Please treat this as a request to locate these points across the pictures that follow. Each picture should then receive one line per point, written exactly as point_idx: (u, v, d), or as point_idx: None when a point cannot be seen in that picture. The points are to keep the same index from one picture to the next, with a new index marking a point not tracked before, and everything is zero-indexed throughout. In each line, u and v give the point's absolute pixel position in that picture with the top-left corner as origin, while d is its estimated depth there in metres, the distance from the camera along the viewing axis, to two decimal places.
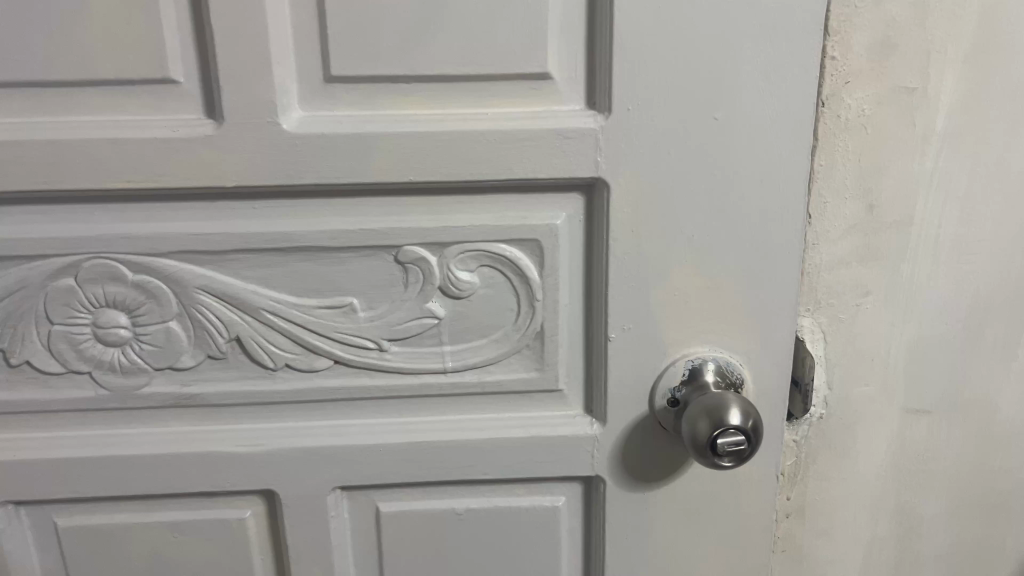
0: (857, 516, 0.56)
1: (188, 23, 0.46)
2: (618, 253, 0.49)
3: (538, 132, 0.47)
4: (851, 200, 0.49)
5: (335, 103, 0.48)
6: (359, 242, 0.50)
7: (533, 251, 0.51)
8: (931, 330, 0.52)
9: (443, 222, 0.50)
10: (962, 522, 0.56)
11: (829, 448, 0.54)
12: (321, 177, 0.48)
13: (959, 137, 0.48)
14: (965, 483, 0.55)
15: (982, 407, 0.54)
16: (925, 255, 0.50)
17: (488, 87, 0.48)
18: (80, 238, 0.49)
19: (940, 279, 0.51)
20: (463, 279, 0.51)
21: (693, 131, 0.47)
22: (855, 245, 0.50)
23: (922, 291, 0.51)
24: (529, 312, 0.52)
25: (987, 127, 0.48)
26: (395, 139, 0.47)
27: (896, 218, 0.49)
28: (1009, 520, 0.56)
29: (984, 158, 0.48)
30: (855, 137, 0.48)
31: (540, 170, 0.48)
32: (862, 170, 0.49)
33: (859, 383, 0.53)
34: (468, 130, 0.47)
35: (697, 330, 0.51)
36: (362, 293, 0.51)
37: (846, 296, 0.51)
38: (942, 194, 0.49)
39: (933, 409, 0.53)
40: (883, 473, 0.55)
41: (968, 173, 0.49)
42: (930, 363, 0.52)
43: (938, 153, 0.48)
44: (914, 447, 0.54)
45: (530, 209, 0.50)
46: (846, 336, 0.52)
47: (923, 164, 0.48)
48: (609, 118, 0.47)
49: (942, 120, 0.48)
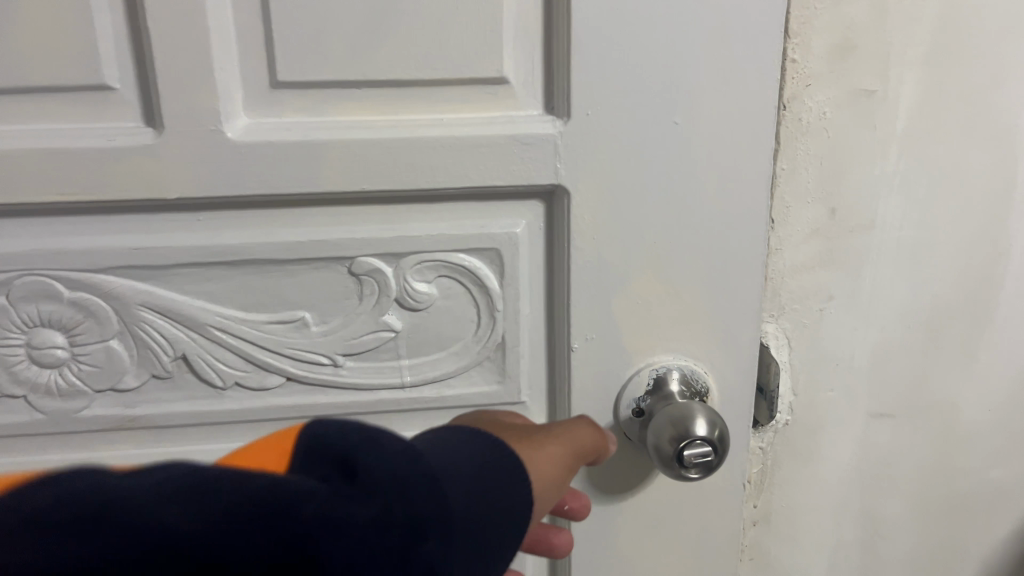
0: (823, 523, 0.55)
1: (122, 27, 0.44)
2: (579, 261, 0.48)
3: (495, 138, 0.46)
4: (813, 204, 0.48)
5: (282, 109, 0.46)
6: (310, 254, 0.48)
7: (492, 260, 0.49)
8: (896, 334, 0.51)
9: (399, 231, 0.48)
10: (931, 526, 0.56)
11: (794, 455, 0.54)
12: (269, 187, 0.46)
13: (920, 139, 0.48)
14: (934, 490, 0.55)
15: (948, 412, 0.53)
16: (888, 258, 0.50)
17: (442, 91, 0.46)
18: (10, 254, 0.46)
19: (904, 283, 0.50)
20: (421, 290, 0.49)
21: (653, 135, 0.46)
22: (818, 249, 0.49)
23: (886, 295, 0.50)
24: (489, 323, 0.50)
25: (946, 129, 0.47)
26: (345, 147, 0.45)
27: (857, 222, 0.49)
28: (977, 524, 0.56)
29: (946, 160, 0.48)
30: (817, 141, 0.47)
31: (499, 177, 0.47)
32: (824, 173, 0.48)
33: (823, 389, 0.52)
34: (422, 137, 0.45)
35: (660, 339, 0.50)
36: (314, 307, 0.49)
37: (810, 301, 0.50)
38: (904, 197, 0.48)
39: (900, 414, 0.53)
40: (850, 480, 0.54)
41: (929, 176, 0.48)
42: (893, 366, 0.52)
43: (900, 154, 0.48)
44: (882, 454, 0.54)
45: (489, 217, 0.48)
46: (810, 341, 0.51)
47: (884, 167, 0.48)
48: (567, 123, 0.46)
49: (902, 123, 0.47)
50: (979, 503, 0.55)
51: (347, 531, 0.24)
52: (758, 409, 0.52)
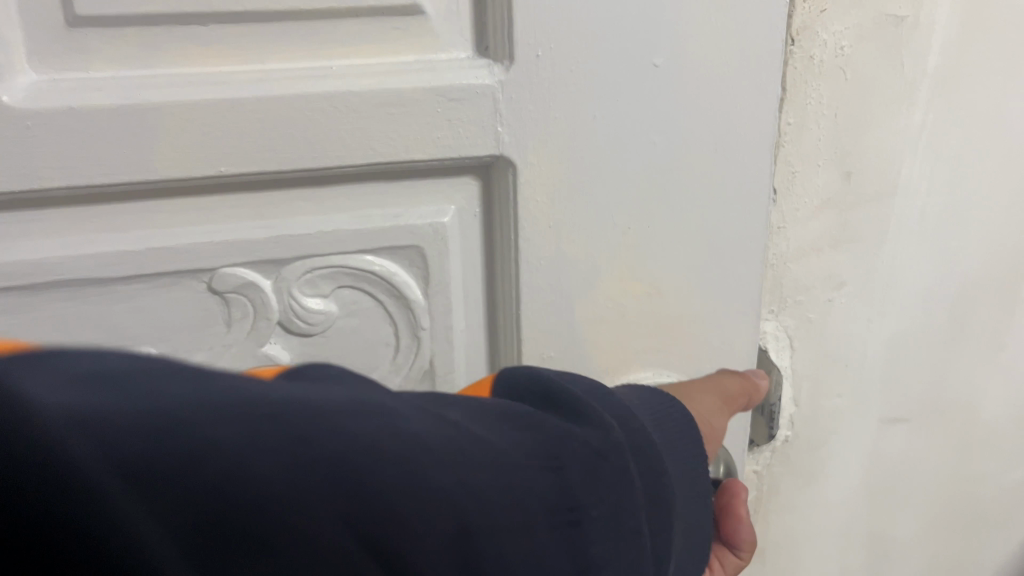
0: (823, 551, 0.48)
1: None
2: (532, 259, 0.36)
3: (409, 94, 0.32)
4: (825, 167, 0.38)
5: (85, 59, 0.30)
6: (151, 268, 0.33)
7: (411, 261, 0.36)
8: (911, 321, 0.42)
9: (279, 230, 0.34)
10: (930, 528, 0.49)
11: (792, 475, 0.45)
12: (80, 176, 0.31)
13: (954, 80, 0.37)
14: (937, 490, 0.48)
15: (958, 403, 0.45)
16: (911, 232, 0.40)
17: (329, 28, 0.32)
18: None
19: (926, 262, 0.41)
20: (314, 308, 0.36)
21: (626, 84, 0.33)
22: (828, 226, 0.39)
23: (903, 276, 0.41)
24: (412, 344, 0.37)
25: (985, 66, 0.37)
26: (192, 112, 0.31)
27: (876, 188, 0.39)
28: (976, 519, 0.50)
29: (981, 106, 0.38)
30: (831, 85, 0.36)
31: (417, 148, 0.33)
32: (838, 128, 0.37)
33: (830, 396, 0.43)
34: (304, 95, 0.31)
35: (637, 351, 0.39)
36: (162, 342, 0.35)
37: (816, 290, 0.40)
38: (931, 156, 0.39)
39: (909, 412, 0.45)
40: (854, 499, 0.46)
41: (960, 127, 0.38)
42: (910, 362, 0.43)
43: (931, 99, 0.37)
44: (885, 459, 0.46)
45: (404, 205, 0.35)
46: (814, 338, 0.41)
47: (911, 117, 0.37)
48: (510, 70, 0.33)
49: (936, 59, 0.36)
50: (981, 497, 0.49)
51: (589, 434, 0.25)
52: (754, 426, 0.43)
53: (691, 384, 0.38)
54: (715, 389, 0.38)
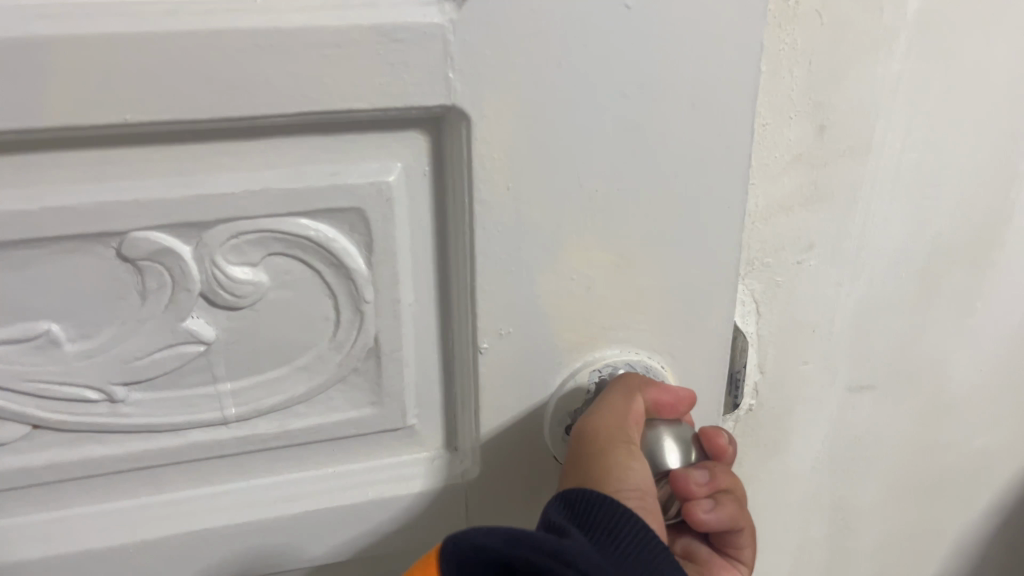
0: (788, 522, 0.48)
1: None
2: (487, 223, 0.32)
3: (345, 33, 0.28)
4: (798, 120, 0.34)
5: None
6: (48, 232, 0.29)
7: (353, 226, 0.32)
8: (880, 282, 0.40)
9: (199, 188, 0.30)
10: (885, 489, 0.48)
11: (754, 443, 0.44)
12: None
13: (936, 27, 0.34)
14: (896, 450, 0.46)
15: (924, 364, 0.44)
16: (884, 192, 0.37)
17: None
18: None
19: (899, 224, 0.39)
20: (242, 278, 0.32)
21: (593, 27, 0.30)
22: (798, 184, 0.36)
23: (876, 235, 0.39)
24: (354, 320, 0.33)
25: (972, 13, 0.34)
26: (87, 48, 0.26)
27: (850, 143, 0.36)
28: (935, 481, 0.48)
29: (966, 55, 0.35)
30: (807, 31, 0.33)
31: (356, 96, 0.29)
32: (813, 77, 0.34)
33: (798, 361, 0.41)
34: (220, 30, 0.27)
35: (605, 327, 0.35)
36: (65, 316, 0.31)
37: (784, 252, 0.38)
38: (910, 108, 0.35)
39: (872, 373, 0.43)
40: (817, 467, 0.46)
41: (941, 79, 0.35)
42: (878, 327, 0.41)
43: (910, 48, 0.34)
44: (845, 420, 0.44)
45: (344, 161, 0.31)
46: (783, 303, 0.39)
47: (888, 68, 0.34)
48: (462, 7, 0.29)
49: (917, 3, 0.33)
50: (941, 459, 0.48)
51: None
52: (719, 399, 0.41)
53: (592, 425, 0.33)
54: (616, 438, 0.33)
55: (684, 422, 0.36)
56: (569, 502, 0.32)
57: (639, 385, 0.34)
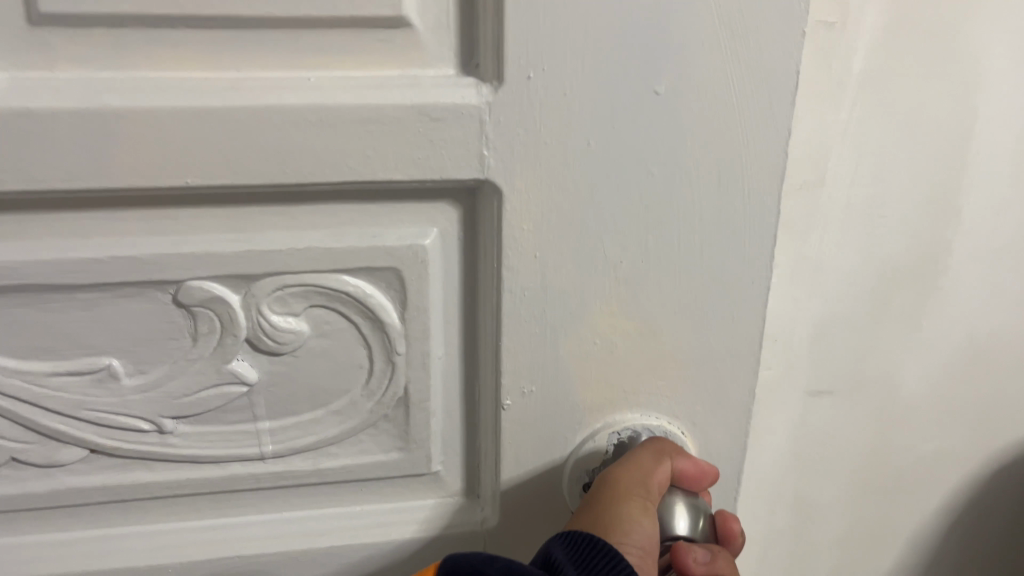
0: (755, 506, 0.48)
1: None
2: (515, 288, 0.34)
3: (389, 111, 0.30)
4: None
5: (51, 58, 0.29)
6: (113, 278, 0.32)
7: (389, 284, 0.34)
8: (834, 301, 0.41)
9: (250, 244, 0.32)
10: (852, 505, 0.48)
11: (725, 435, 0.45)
12: (39, 178, 0.29)
13: (882, 84, 0.36)
14: (857, 464, 0.47)
15: (871, 376, 0.44)
16: (833, 222, 0.39)
17: (302, 38, 0.30)
18: None
19: (849, 244, 0.40)
20: (285, 327, 0.34)
21: (622, 112, 0.32)
22: None
23: (827, 261, 0.40)
24: (386, 371, 0.35)
25: (908, 67, 0.36)
26: (157, 118, 0.29)
27: (800, 178, 0.38)
28: (903, 497, 0.49)
29: (906, 102, 0.37)
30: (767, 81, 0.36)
31: (397, 168, 0.31)
32: None
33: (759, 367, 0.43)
34: (273, 106, 0.30)
35: (625, 391, 0.37)
36: (124, 353, 0.34)
37: None
38: (840, 119, 0.37)
39: (827, 379, 0.44)
40: (779, 463, 0.46)
41: (886, 123, 0.37)
42: (831, 343, 0.43)
43: (857, 100, 0.36)
44: (805, 422, 0.45)
45: (384, 225, 0.33)
46: None
47: (837, 116, 0.37)
48: (499, 90, 0.31)
49: (862, 63, 0.36)
50: (907, 475, 0.48)
51: None
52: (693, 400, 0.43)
53: (615, 475, 0.35)
54: (636, 489, 0.34)
55: (705, 499, 0.37)
56: (573, 543, 0.33)
57: (669, 452, 0.36)
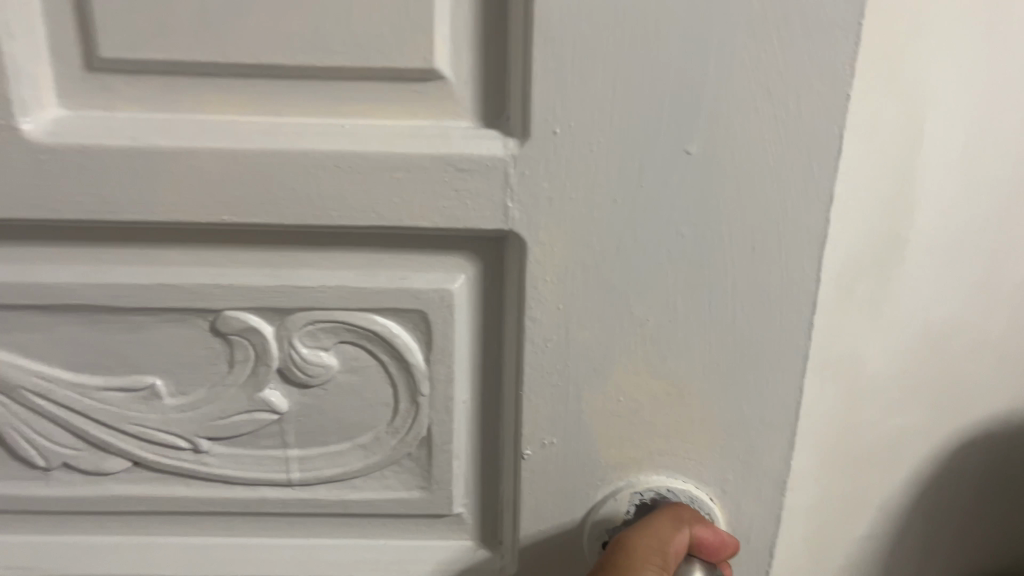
0: None
1: None
2: (537, 339, 0.34)
3: (416, 160, 0.31)
4: None
5: (110, 100, 0.31)
6: (158, 303, 0.34)
7: (416, 326, 0.35)
8: None
9: (284, 280, 0.34)
10: (826, 503, 0.47)
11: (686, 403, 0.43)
12: (92, 210, 0.31)
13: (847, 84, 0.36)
14: (830, 458, 0.45)
15: (837, 357, 0.42)
16: None
17: (339, 86, 0.31)
18: None
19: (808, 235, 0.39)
20: (314, 361, 0.35)
21: (651, 170, 0.31)
22: None
23: None
24: (411, 411, 0.36)
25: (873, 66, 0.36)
26: (199, 159, 0.31)
27: None
28: (884, 496, 0.47)
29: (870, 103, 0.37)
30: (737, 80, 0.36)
31: (422, 215, 0.32)
32: None
33: None
34: (305, 151, 0.31)
35: (650, 451, 0.36)
36: (167, 374, 0.36)
37: None
38: None
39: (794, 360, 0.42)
40: None
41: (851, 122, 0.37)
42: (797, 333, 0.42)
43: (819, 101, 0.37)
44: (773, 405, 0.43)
45: (412, 268, 0.34)
46: None
47: None
48: (525, 144, 0.31)
49: None
50: (883, 470, 0.46)
51: None
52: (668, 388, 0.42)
53: (631, 539, 0.34)
54: (652, 554, 0.33)
55: (721, 567, 0.36)
56: None
57: (687, 519, 0.35)
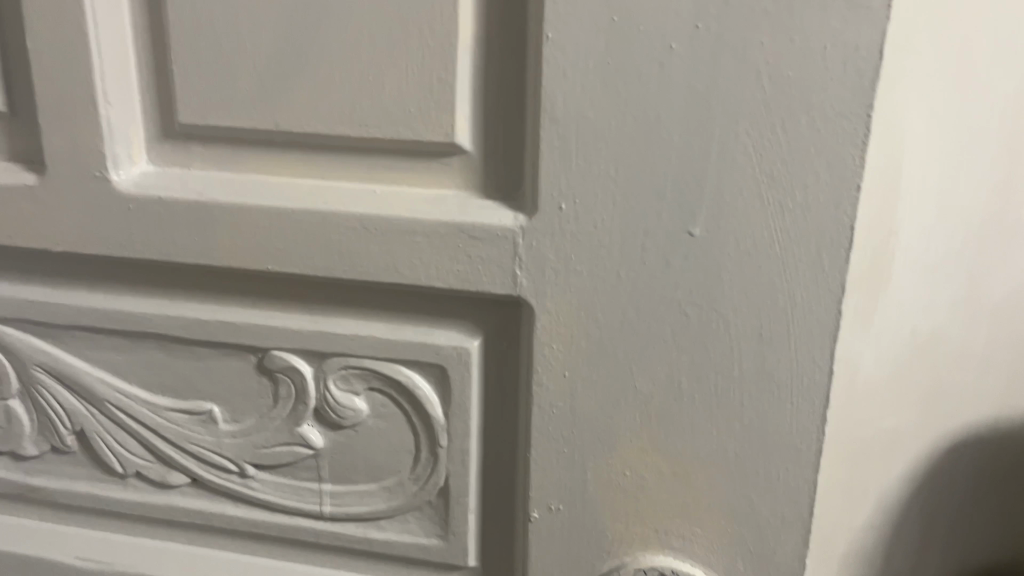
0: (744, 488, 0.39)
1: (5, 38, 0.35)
2: (544, 404, 0.35)
3: (433, 225, 0.33)
4: None
5: (188, 158, 0.36)
6: (217, 338, 0.38)
7: (437, 380, 0.37)
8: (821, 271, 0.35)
9: (322, 325, 0.37)
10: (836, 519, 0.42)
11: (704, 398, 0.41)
12: (164, 254, 0.36)
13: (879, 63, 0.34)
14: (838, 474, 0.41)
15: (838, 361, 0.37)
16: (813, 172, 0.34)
17: (374, 155, 0.34)
18: None
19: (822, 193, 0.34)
20: (346, 404, 0.38)
21: (653, 249, 0.32)
22: None
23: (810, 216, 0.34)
24: (430, 460, 0.38)
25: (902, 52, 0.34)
26: (249, 214, 0.35)
27: None
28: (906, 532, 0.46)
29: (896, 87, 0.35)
30: None
31: (438, 276, 0.34)
32: None
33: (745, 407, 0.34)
34: (338, 212, 0.34)
35: (655, 528, 0.35)
36: (224, 402, 0.40)
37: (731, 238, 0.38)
38: None
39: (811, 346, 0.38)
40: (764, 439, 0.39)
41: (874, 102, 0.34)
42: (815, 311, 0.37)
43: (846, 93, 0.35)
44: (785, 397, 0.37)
45: (436, 324, 0.36)
46: None
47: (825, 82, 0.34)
48: (533, 218, 0.32)
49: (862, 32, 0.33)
50: (880, 485, 0.44)
51: None
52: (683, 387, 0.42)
53: None
54: None
55: None
56: None
57: None
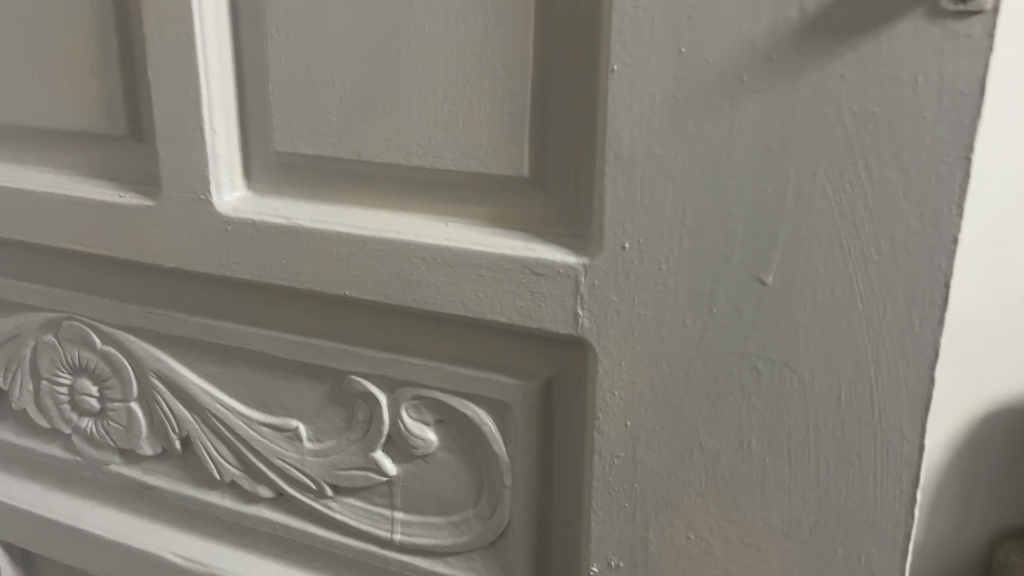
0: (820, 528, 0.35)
1: (139, 70, 0.39)
2: (605, 452, 0.33)
3: (497, 258, 0.33)
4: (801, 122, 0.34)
5: (284, 185, 0.38)
6: (303, 358, 0.40)
7: (504, 417, 0.36)
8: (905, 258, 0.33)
9: (396, 353, 0.37)
10: None
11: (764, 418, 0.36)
12: (255, 275, 0.38)
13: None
14: None
15: None
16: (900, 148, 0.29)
17: (448, 187, 0.34)
18: (66, 294, 0.46)
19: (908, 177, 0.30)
20: (416, 434, 0.38)
21: (721, 296, 0.29)
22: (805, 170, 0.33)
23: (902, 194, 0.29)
24: (496, 499, 0.37)
25: None
26: (329, 239, 0.36)
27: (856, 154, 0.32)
28: None
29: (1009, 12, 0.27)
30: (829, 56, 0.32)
31: (501, 311, 0.33)
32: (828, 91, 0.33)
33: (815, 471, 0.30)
34: (408, 242, 0.34)
35: None
36: (310, 420, 0.41)
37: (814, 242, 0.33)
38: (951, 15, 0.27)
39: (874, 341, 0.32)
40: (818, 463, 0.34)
41: None
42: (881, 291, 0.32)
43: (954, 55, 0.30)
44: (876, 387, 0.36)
45: (504, 359, 0.36)
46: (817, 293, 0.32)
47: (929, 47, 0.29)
48: (597, 257, 0.31)
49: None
50: None
51: None
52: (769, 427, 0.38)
53: None
54: None
55: None
56: None
57: None
